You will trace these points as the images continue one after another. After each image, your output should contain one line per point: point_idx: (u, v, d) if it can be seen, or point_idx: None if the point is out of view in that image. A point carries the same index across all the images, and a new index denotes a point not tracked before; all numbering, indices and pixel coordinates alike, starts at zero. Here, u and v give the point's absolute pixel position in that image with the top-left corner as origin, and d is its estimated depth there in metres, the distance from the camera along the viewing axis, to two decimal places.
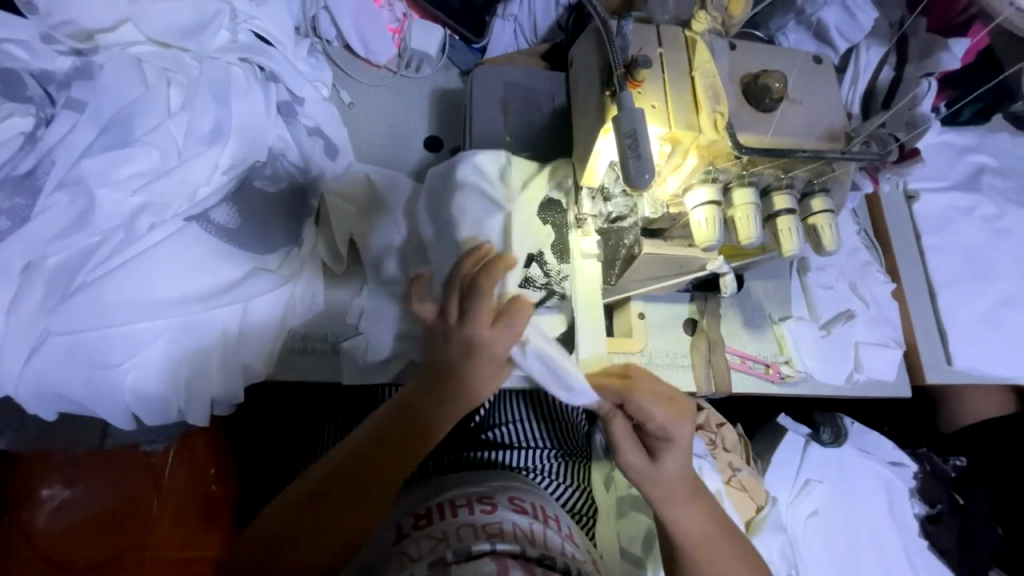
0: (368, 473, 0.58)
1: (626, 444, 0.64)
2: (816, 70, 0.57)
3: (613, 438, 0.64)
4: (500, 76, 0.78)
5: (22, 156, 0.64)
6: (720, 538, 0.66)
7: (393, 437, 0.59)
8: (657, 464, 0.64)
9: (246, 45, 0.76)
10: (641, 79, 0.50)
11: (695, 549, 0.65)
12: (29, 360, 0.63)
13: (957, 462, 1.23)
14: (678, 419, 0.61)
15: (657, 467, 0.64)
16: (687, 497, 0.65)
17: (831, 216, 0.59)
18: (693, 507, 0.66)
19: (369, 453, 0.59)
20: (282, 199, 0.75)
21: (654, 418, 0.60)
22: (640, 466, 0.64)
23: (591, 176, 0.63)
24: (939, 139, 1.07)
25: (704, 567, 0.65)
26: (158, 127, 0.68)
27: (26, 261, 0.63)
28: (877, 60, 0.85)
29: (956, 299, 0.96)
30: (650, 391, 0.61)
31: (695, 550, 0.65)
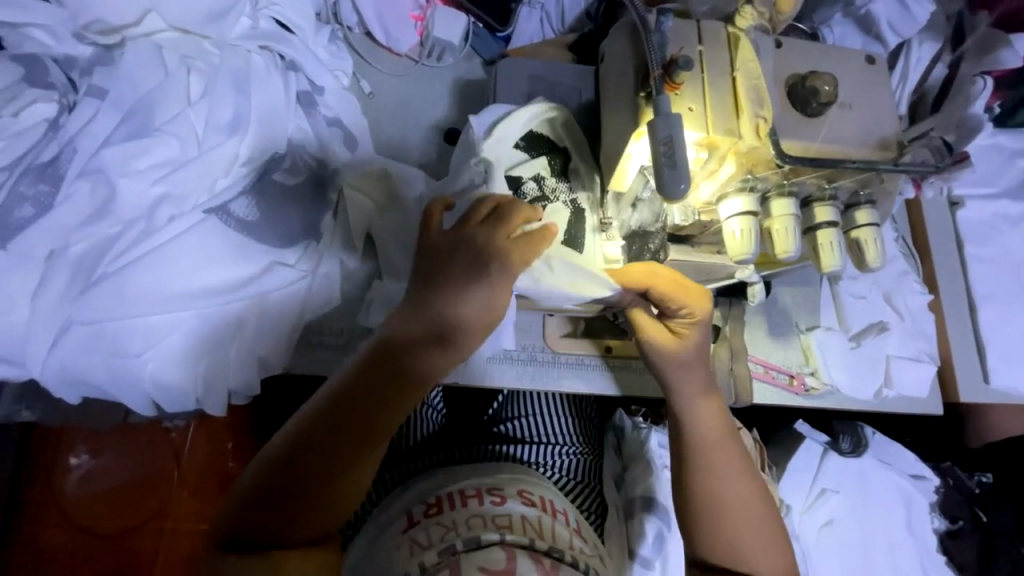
0: (345, 421, 0.55)
1: (645, 329, 0.67)
2: (868, 71, 0.53)
3: (637, 326, 0.67)
4: (525, 69, 0.75)
5: (45, 143, 0.64)
6: (736, 453, 0.67)
7: (366, 385, 0.56)
8: (680, 353, 0.66)
9: (268, 32, 0.75)
10: (680, 81, 0.47)
11: (708, 449, 0.67)
12: (54, 349, 0.64)
13: (982, 479, 1.18)
14: (694, 303, 0.64)
15: (680, 352, 0.66)
16: (702, 394, 0.68)
17: (876, 230, 0.55)
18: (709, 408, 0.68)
19: (354, 388, 0.56)
20: (300, 191, 0.73)
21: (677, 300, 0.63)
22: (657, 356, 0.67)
23: (619, 180, 0.60)
24: (990, 141, 1.00)
25: (717, 478, 0.65)
26: (178, 116, 0.67)
27: (49, 249, 0.63)
28: (928, 58, 0.80)
29: (998, 313, 0.90)
30: (669, 281, 0.63)
31: (710, 456, 0.66)
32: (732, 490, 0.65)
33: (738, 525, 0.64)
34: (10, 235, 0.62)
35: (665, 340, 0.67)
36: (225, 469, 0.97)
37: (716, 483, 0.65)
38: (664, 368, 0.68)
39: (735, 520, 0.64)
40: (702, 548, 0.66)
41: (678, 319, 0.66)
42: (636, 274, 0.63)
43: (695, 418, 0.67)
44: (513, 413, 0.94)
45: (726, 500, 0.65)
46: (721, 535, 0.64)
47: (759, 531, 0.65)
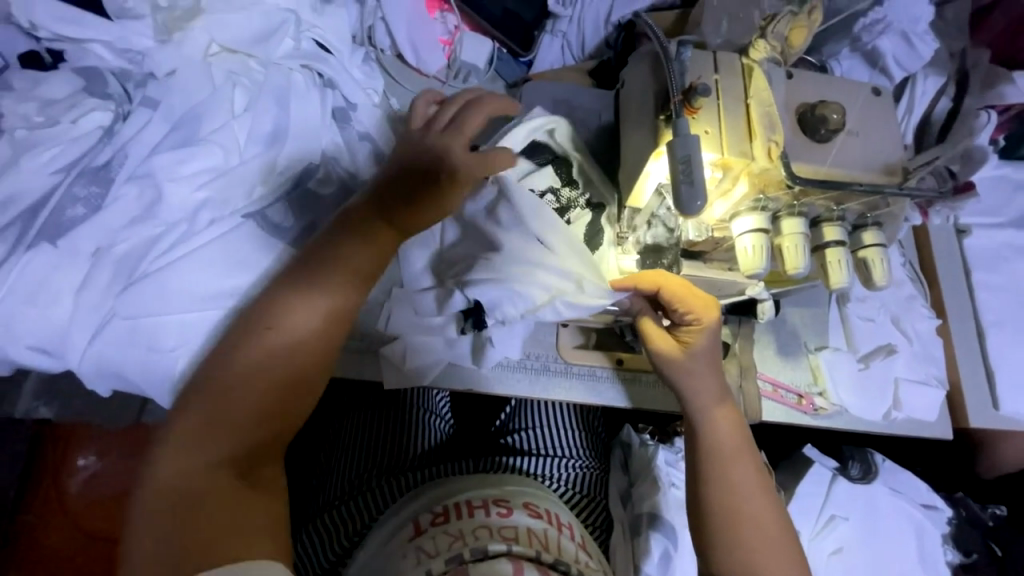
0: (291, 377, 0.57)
1: (656, 338, 0.70)
2: (875, 102, 0.56)
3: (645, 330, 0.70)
4: (547, 92, 0.80)
5: (99, 148, 0.69)
6: (751, 458, 0.69)
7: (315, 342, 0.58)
8: (688, 357, 0.69)
9: (309, 52, 0.81)
10: (697, 106, 0.50)
11: (722, 453, 0.68)
12: (93, 341, 0.67)
13: (996, 511, 1.15)
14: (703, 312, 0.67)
15: (688, 355, 0.69)
16: (717, 403, 0.70)
17: (883, 250, 0.58)
18: (721, 413, 0.70)
19: (311, 346, 0.57)
20: (332, 199, 0.77)
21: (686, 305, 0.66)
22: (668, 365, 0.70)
23: (636, 198, 0.64)
24: (996, 173, 1.03)
25: (735, 478, 0.67)
26: (222, 127, 0.72)
27: (95, 246, 0.67)
28: (933, 91, 0.83)
29: (1007, 340, 0.91)
30: (677, 291, 0.66)
31: (725, 460, 0.68)
32: (749, 501, 0.67)
33: (753, 527, 0.65)
34: (61, 232, 0.66)
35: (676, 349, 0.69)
36: None
37: (732, 495, 0.66)
38: (672, 372, 0.70)
39: (748, 534, 0.65)
40: (720, 552, 0.66)
41: (684, 324, 0.69)
42: (647, 282, 0.67)
43: (711, 427, 0.69)
44: (518, 426, 0.96)
45: (740, 511, 0.66)
46: (734, 549, 0.65)
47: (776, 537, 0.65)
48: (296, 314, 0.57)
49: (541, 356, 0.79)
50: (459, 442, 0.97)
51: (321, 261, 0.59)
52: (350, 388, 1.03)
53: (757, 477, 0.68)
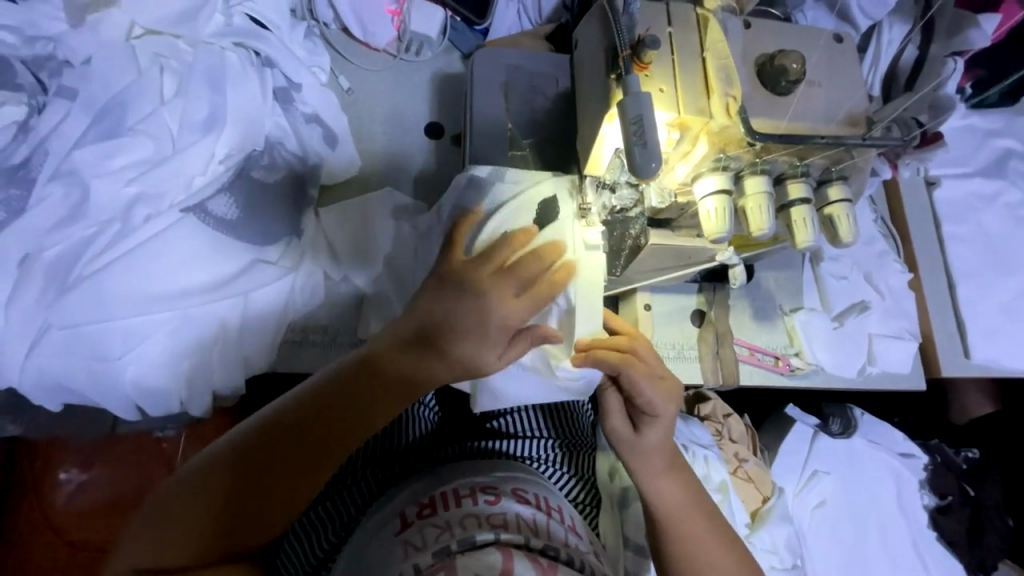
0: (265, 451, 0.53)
1: (614, 413, 0.67)
2: (837, 49, 0.54)
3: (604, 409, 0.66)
4: (502, 59, 0.75)
5: (16, 146, 0.64)
6: (708, 516, 0.66)
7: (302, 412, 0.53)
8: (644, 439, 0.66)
9: (242, 29, 0.74)
10: (648, 62, 0.47)
11: (673, 520, 0.65)
12: (31, 353, 0.63)
13: (968, 454, 1.21)
14: (667, 398, 0.64)
15: (638, 438, 0.66)
16: (667, 472, 0.66)
17: (849, 206, 0.56)
18: (672, 481, 0.67)
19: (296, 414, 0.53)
20: (279, 187, 0.72)
21: (644, 395, 0.62)
22: (627, 437, 0.67)
23: (595, 164, 0.61)
24: (963, 122, 1.02)
25: (695, 546, 0.64)
26: (151, 115, 0.67)
27: (23, 253, 0.63)
28: (900, 39, 0.80)
29: (976, 289, 0.92)
30: (645, 367, 0.63)
31: (682, 527, 0.64)
32: (709, 554, 0.64)
33: None
34: None
35: (631, 425, 0.66)
36: None
37: (695, 552, 0.64)
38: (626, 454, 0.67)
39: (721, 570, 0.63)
40: None
41: (640, 412, 0.65)
42: (612, 354, 0.62)
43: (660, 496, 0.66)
44: (505, 409, 0.94)
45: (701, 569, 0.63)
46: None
47: None
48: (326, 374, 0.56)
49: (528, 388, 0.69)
50: (447, 429, 0.94)
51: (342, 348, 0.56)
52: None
53: (712, 529, 0.65)
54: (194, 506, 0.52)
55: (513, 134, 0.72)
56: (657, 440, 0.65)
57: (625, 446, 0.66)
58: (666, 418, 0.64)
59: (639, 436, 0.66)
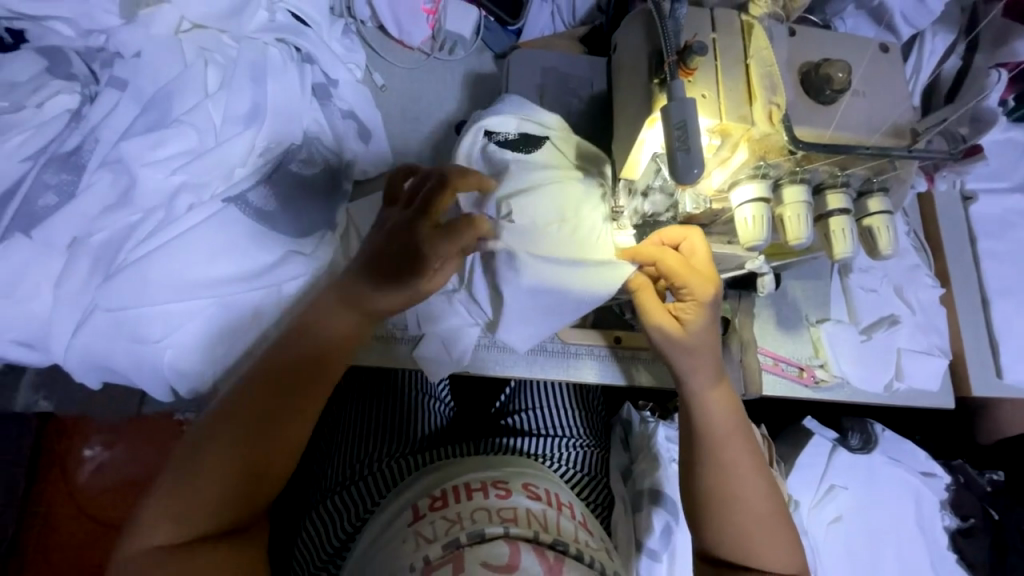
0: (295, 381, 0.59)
1: (656, 314, 0.65)
2: (883, 60, 0.53)
3: (641, 307, 0.66)
4: (537, 60, 0.76)
5: (69, 133, 0.67)
6: (748, 443, 0.67)
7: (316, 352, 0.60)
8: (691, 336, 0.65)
9: (285, 25, 0.77)
10: (693, 68, 0.48)
11: (717, 440, 0.66)
12: (76, 333, 0.65)
13: (994, 476, 1.15)
14: (707, 286, 0.63)
15: (685, 334, 0.64)
16: (714, 383, 0.66)
17: (889, 217, 0.55)
18: (716, 394, 0.67)
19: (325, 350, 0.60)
20: (315, 181, 0.74)
21: (689, 279, 0.63)
22: (672, 336, 0.65)
23: (631, 169, 0.60)
24: (1004, 135, 0.99)
25: (734, 478, 0.65)
26: (196, 107, 0.69)
27: (72, 237, 0.65)
28: (944, 49, 0.79)
29: (1012, 307, 0.90)
30: (682, 260, 0.64)
31: (720, 449, 0.65)
32: (744, 487, 0.65)
33: (747, 520, 0.64)
34: (35, 223, 0.64)
35: (675, 319, 0.65)
36: None
37: (727, 476, 0.65)
38: (667, 352, 0.66)
39: (759, 539, 0.64)
40: (711, 548, 0.66)
41: (680, 300, 0.65)
42: (646, 251, 0.65)
43: (704, 411, 0.66)
44: (519, 406, 0.94)
45: (738, 500, 0.64)
46: (734, 528, 0.64)
47: (782, 536, 0.64)
48: (328, 320, 0.60)
49: (552, 306, 0.68)
50: (459, 425, 0.96)
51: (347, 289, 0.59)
52: (347, 376, 1.01)
53: (752, 462, 0.66)
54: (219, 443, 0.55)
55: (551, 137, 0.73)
56: (703, 335, 0.65)
57: (675, 353, 0.65)
58: (711, 304, 0.64)
59: (686, 332, 0.64)
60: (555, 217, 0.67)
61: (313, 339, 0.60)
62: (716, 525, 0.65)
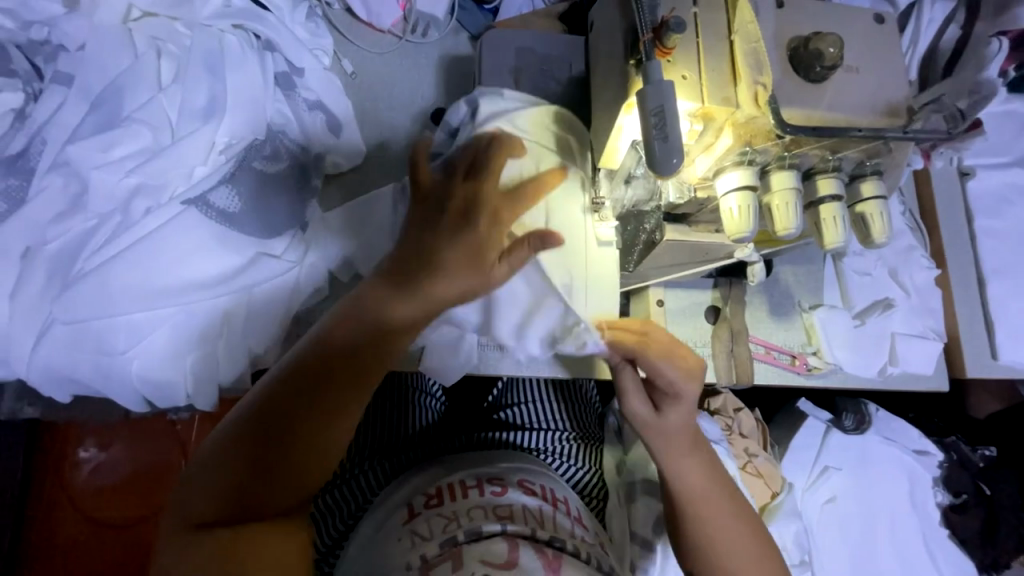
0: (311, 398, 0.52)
1: (634, 398, 0.64)
2: (876, 31, 0.49)
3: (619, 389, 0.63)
4: (511, 40, 0.72)
5: (14, 134, 0.62)
6: (726, 497, 0.64)
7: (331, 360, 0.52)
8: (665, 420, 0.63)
9: (242, 10, 0.71)
10: (672, 47, 0.44)
11: (692, 499, 0.63)
12: (37, 347, 0.62)
13: (986, 452, 1.17)
14: (691, 374, 0.60)
15: (659, 419, 0.63)
16: (689, 453, 0.64)
17: (883, 203, 0.52)
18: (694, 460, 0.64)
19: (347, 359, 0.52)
20: (282, 178, 0.70)
21: (665, 376, 0.60)
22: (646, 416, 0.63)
23: (609, 157, 0.58)
24: (1003, 108, 0.95)
25: (709, 527, 0.63)
26: (149, 102, 0.65)
27: (25, 245, 0.62)
28: (942, 19, 0.75)
29: (1009, 286, 0.88)
30: (668, 349, 0.60)
31: (696, 505, 0.63)
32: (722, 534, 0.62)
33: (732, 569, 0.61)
34: None
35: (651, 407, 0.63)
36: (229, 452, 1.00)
37: (702, 512, 0.63)
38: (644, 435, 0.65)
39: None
40: None
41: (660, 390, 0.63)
42: (629, 336, 0.61)
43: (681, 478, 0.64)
44: (511, 399, 0.91)
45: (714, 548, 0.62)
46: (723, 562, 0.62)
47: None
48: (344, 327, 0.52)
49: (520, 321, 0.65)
50: (451, 420, 0.92)
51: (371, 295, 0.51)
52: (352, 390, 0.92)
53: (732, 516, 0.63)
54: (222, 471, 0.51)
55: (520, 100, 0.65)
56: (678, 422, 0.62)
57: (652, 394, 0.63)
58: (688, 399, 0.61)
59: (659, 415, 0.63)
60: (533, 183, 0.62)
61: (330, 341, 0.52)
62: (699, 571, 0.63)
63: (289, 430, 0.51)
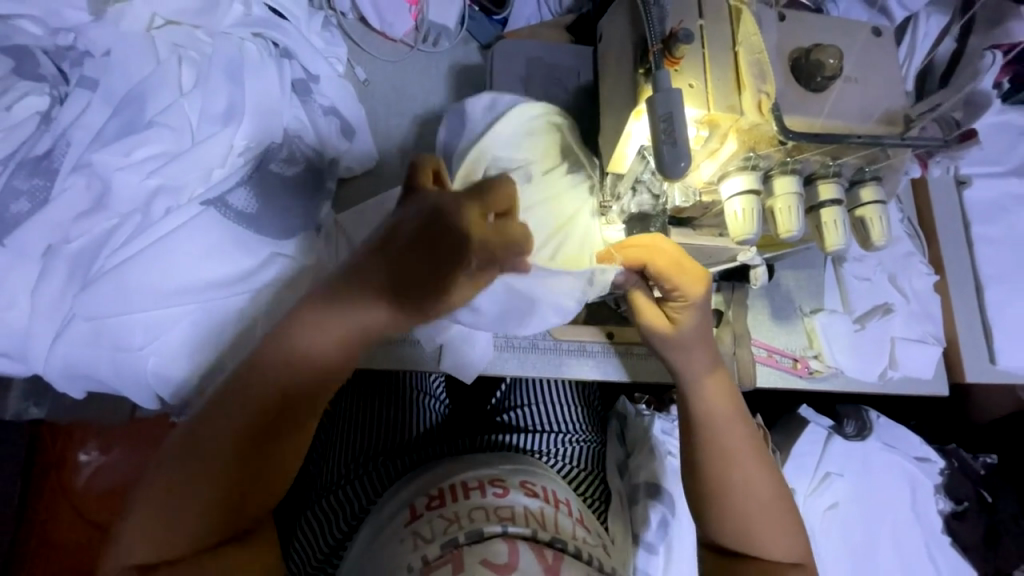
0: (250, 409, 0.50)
1: (648, 313, 0.66)
2: (874, 44, 0.52)
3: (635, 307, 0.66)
4: (521, 50, 0.74)
5: (39, 136, 0.64)
6: (744, 424, 0.66)
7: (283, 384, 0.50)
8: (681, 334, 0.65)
9: (260, 19, 0.74)
10: (680, 56, 0.46)
11: (713, 425, 0.65)
12: (55, 343, 0.64)
13: (987, 460, 1.17)
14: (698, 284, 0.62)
15: (676, 330, 0.65)
16: (710, 372, 0.66)
17: (881, 207, 0.54)
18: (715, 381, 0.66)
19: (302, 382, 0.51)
20: (296, 181, 0.72)
21: (671, 280, 0.62)
22: (661, 331, 0.66)
23: (618, 163, 0.59)
24: (998, 119, 0.98)
25: (732, 461, 0.64)
26: (170, 107, 0.67)
27: (47, 244, 0.64)
28: (937, 32, 0.78)
29: (1006, 293, 0.89)
30: (675, 264, 0.61)
31: (721, 435, 0.65)
32: (742, 466, 0.64)
33: (750, 507, 0.63)
34: (8, 230, 0.62)
35: (666, 318, 0.65)
36: None
37: (725, 441, 0.65)
38: (664, 352, 0.67)
39: (763, 525, 0.63)
40: (718, 533, 0.65)
41: (672, 302, 0.65)
42: (637, 249, 0.62)
43: (704, 398, 0.66)
44: (516, 401, 0.92)
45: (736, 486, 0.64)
46: (734, 518, 0.63)
47: (781, 519, 0.64)
48: (306, 344, 0.49)
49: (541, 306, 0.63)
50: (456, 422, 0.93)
51: (330, 303, 0.48)
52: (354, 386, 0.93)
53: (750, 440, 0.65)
54: (166, 503, 0.49)
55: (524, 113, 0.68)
56: (695, 333, 0.65)
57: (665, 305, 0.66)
58: (698, 301, 0.63)
59: (677, 329, 0.65)
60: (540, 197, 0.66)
61: (277, 363, 0.50)
62: (722, 517, 0.64)
63: (276, 450, 0.52)
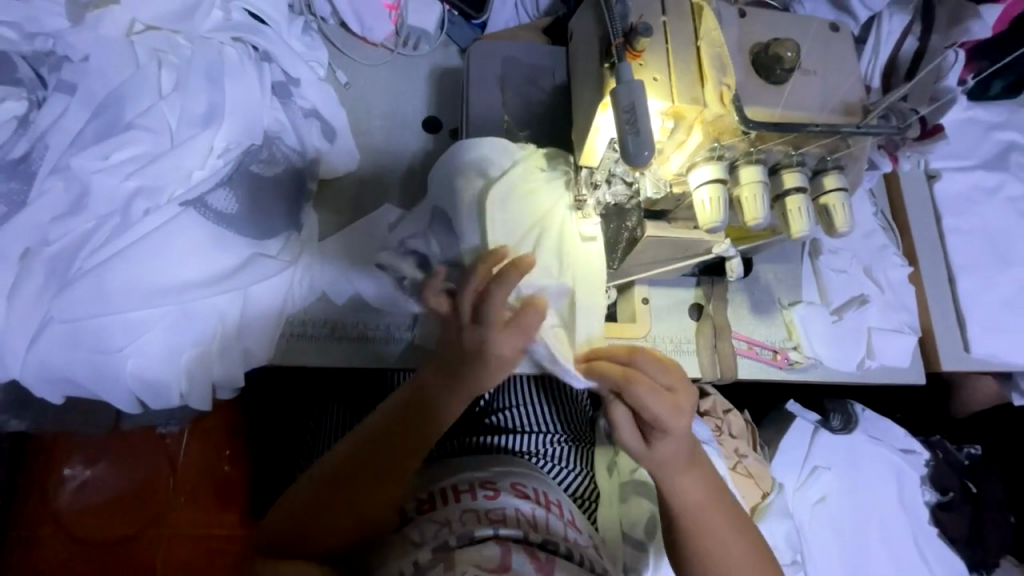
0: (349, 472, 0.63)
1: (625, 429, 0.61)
2: (830, 37, 0.54)
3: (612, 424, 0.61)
4: (498, 51, 0.76)
5: (15, 140, 0.64)
6: (729, 515, 0.62)
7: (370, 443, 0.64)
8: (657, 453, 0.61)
9: (241, 24, 0.75)
10: (642, 49, 0.48)
11: (697, 519, 0.61)
12: (32, 346, 0.63)
13: (971, 450, 1.21)
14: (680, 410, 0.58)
15: (650, 450, 0.61)
16: (688, 471, 0.61)
17: (844, 195, 0.56)
18: (694, 478, 0.62)
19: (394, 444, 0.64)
20: (277, 182, 0.73)
21: (648, 408, 0.57)
22: (638, 449, 0.61)
23: (589, 155, 0.62)
24: (964, 114, 1.01)
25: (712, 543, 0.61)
26: (150, 109, 0.67)
27: (24, 247, 0.64)
28: (899, 31, 0.79)
29: (977, 283, 0.92)
30: (651, 381, 0.59)
31: (702, 524, 0.61)
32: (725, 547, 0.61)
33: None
34: None
35: (641, 440, 0.61)
36: (221, 472, 0.95)
37: (704, 527, 0.61)
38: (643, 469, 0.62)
39: None
40: None
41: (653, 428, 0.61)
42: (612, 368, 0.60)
43: (683, 497, 0.62)
44: (504, 401, 0.90)
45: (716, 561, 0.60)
46: None
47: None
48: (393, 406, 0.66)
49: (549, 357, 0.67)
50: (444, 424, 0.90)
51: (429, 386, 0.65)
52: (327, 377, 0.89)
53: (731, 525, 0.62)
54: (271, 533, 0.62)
55: (507, 157, 0.70)
56: (673, 451, 0.59)
57: (641, 424, 0.60)
58: (679, 430, 0.58)
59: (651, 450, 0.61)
60: (522, 231, 0.68)
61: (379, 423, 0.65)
62: None
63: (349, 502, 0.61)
